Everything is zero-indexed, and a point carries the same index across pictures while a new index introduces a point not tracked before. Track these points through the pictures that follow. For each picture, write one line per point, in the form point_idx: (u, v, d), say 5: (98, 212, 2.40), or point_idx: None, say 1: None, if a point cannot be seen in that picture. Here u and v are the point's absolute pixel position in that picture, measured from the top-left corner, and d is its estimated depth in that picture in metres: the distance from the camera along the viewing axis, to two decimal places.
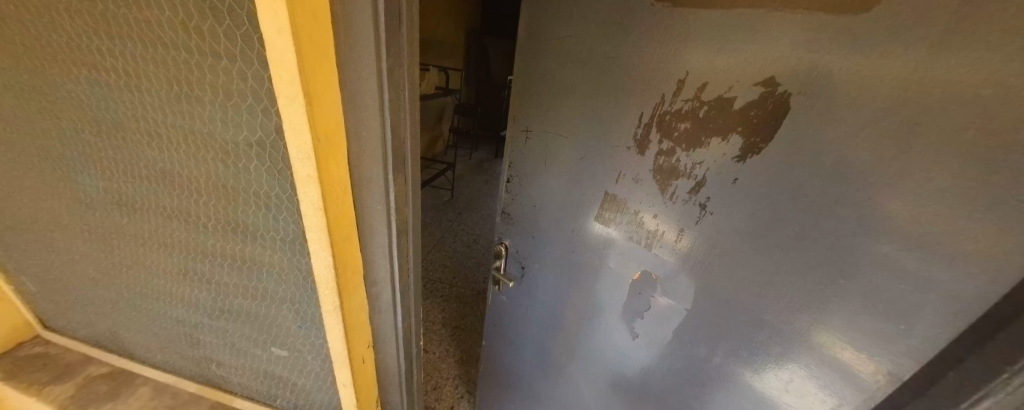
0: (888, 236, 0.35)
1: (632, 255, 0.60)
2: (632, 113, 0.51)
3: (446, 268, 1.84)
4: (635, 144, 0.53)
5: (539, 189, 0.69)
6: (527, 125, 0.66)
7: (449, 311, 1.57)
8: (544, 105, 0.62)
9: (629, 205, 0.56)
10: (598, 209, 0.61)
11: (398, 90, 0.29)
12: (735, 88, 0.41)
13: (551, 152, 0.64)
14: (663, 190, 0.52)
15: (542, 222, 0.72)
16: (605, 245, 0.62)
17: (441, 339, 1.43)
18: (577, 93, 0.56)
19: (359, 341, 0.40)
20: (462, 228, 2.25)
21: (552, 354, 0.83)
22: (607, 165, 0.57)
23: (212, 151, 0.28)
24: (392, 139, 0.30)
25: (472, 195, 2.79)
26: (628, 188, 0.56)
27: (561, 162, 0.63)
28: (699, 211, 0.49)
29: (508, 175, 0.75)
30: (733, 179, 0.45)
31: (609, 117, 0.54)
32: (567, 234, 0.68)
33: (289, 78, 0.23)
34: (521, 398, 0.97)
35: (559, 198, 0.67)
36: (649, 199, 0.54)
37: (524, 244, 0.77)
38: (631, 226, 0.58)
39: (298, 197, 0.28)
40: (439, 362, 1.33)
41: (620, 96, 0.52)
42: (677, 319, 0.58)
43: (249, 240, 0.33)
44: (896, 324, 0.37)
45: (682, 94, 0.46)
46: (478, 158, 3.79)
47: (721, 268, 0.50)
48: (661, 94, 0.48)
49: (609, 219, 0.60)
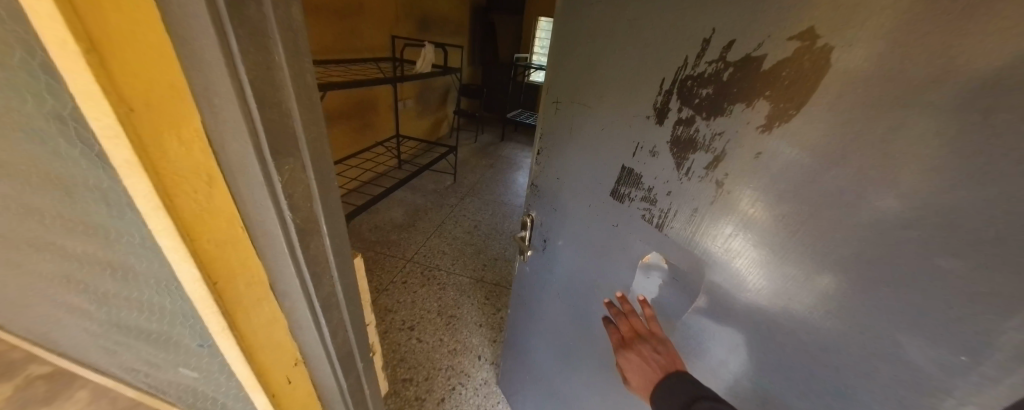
0: (960, 247, 0.26)
1: (643, 235, 0.53)
2: (653, 81, 0.44)
3: (446, 255, 1.77)
4: (654, 113, 0.46)
5: (561, 161, 0.64)
6: (558, 96, 0.61)
7: (444, 301, 1.49)
8: (573, 73, 0.56)
9: (644, 180, 0.50)
10: (614, 184, 0.55)
11: (262, 36, 0.19)
12: (764, 46, 0.33)
13: (575, 124, 0.59)
14: (679, 164, 0.45)
15: (564, 196, 0.67)
16: (620, 224, 0.56)
17: (436, 329, 1.36)
18: (601, 59, 0.51)
19: (275, 362, 0.33)
20: (465, 213, 2.19)
21: (568, 337, 0.80)
22: (624, 136, 0.51)
23: (16, 128, 0.21)
24: (260, 109, 0.21)
25: (477, 179, 2.71)
26: (642, 162, 0.49)
27: (582, 133, 0.58)
28: (715, 191, 0.42)
29: (538, 148, 0.71)
30: (757, 153, 0.37)
31: (629, 86, 0.48)
32: (581, 208, 0.63)
33: (43, 13, 0.15)
34: (534, 375, 0.98)
35: (580, 171, 0.61)
36: (665, 174, 0.47)
37: (547, 217, 0.74)
38: (644, 203, 0.51)
39: (129, 191, 0.21)
40: (432, 352, 1.27)
41: (642, 62, 0.45)
42: (686, 314, 0.51)
43: (110, 243, 0.26)
44: (957, 356, 0.28)
45: (707, 54, 0.38)
46: (485, 141, 3.68)
47: (740, 260, 0.41)
48: (683, 57, 0.41)
49: (625, 194, 0.53)
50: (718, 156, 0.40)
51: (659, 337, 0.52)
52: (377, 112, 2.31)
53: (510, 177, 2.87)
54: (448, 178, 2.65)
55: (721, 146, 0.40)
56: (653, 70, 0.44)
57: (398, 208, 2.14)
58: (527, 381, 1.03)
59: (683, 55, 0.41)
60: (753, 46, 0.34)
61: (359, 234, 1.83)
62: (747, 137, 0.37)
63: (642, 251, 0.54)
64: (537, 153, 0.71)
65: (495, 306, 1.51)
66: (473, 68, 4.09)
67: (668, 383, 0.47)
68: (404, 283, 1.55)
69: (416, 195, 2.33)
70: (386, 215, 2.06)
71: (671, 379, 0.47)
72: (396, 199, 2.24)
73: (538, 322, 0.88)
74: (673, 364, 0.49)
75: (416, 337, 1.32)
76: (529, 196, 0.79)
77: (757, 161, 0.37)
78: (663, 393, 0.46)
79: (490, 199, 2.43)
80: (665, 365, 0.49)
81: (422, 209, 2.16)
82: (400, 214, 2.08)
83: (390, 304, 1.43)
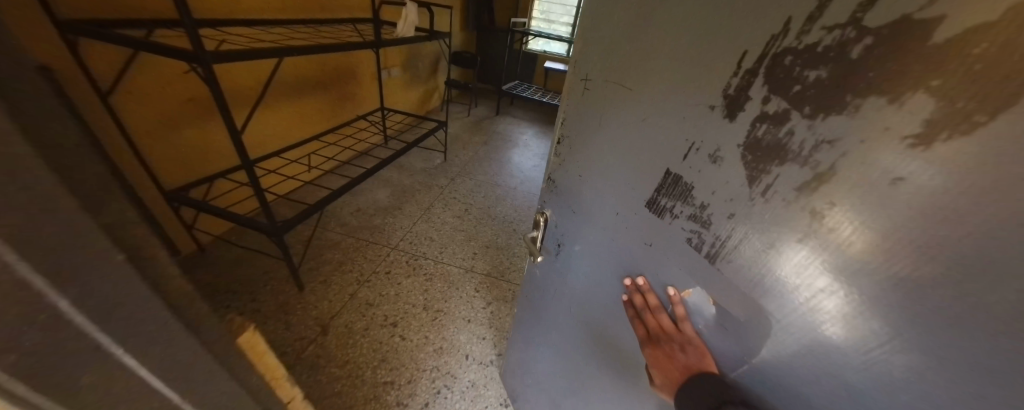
0: None
1: (684, 261, 0.42)
2: (732, 57, 0.31)
3: (434, 243, 1.64)
4: (725, 103, 0.32)
5: (586, 156, 0.51)
6: (588, 71, 0.46)
7: (431, 293, 1.38)
8: (610, 40, 0.41)
9: (696, 195, 0.38)
10: (653, 194, 0.43)
11: None
12: (939, 4, 0.20)
13: (608, 112, 0.45)
14: (754, 177, 0.32)
15: (586, 198, 0.54)
16: (657, 242, 0.45)
17: (422, 325, 1.25)
18: (655, 22, 0.36)
19: None
20: (456, 196, 2.03)
21: (581, 356, 0.71)
22: (675, 133, 0.38)
23: None
24: None
25: (469, 158, 2.53)
26: (697, 170, 0.37)
27: (616, 123, 0.44)
28: (805, 224, 0.29)
29: (559, 136, 0.55)
30: (892, 180, 0.24)
31: (692, 63, 0.34)
32: (607, 219, 0.51)
33: None
34: (538, 385, 0.91)
35: (609, 172, 0.48)
36: (730, 189, 0.34)
37: (563, 220, 0.61)
38: (691, 223, 0.39)
39: None
40: (416, 351, 1.16)
41: (715, 28, 0.31)
42: (740, 369, 0.39)
43: None
44: None
45: (829, 14, 0.24)
46: (479, 115, 3.45)
47: (836, 324, 0.29)
48: (788, 17, 0.26)
49: (665, 208, 0.42)
50: (819, 175, 0.27)
51: (687, 335, 0.44)
52: (355, 81, 2.07)
53: (505, 156, 2.69)
54: (439, 156, 2.47)
55: (826, 160, 0.26)
56: (729, 38, 0.30)
57: (383, 190, 1.98)
58: (530, 391, 0.95)
59: (784, 15, 0.27)
60: (922, 1, 0.20)
61: (339, 219, 1.68)
62: (876, 152, 0.24)
63: (682, 283, 0.43)
64: (558, 143, 0.56)
65: (485, 300, 1.40)
66: (466, 33, 3.75)
67: (691, 386, 0.42)
68: (387, 274, 1.43)
69: (403, 175, 2.16)
70: (370, 197, 1.90)
71: (694, 382, 0.42)
72: (381, 179, 2.07)
73: (546, 334, 0.80)
74: (699, 364, 0.43)
75: (400, 334, 1.21)
76: (543, 193, 0.64)
77: (886, 189, 0.24)
78: (687, 395, 0.41)
79: (483, 180, 2.28)
80: (690, 363, 0.44)
81: (410, 191, 2.01)
82: (385, 196, 1.92)
83: (372, 297, 1.32)
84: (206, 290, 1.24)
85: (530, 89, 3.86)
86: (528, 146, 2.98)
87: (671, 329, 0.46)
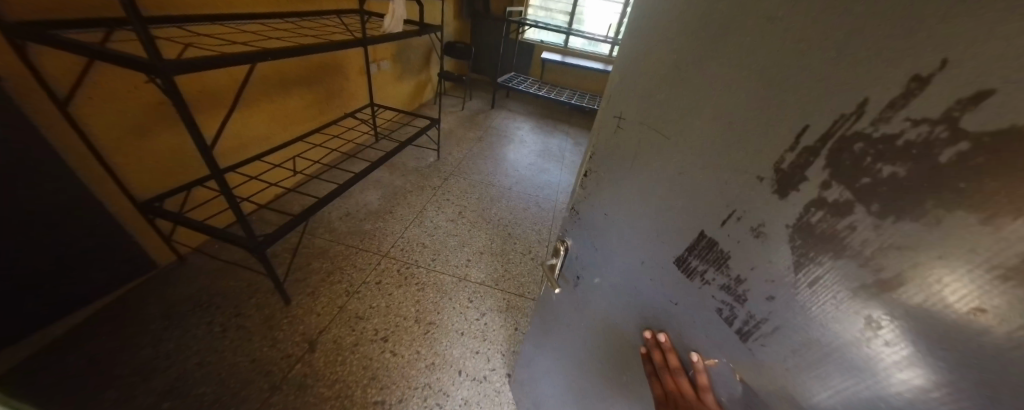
0: None
1: (709, 326, 0.39)
2: (790, 129, 0.27)
3: (425, 250, 1.59)
4: (778, 179, 0.28)
5: (614, 196, 0.48)
6: (622, 109, 0.43)
7: (423, 305, 1.34)
8: (652, 83, 0.38)
9: (733, 267, 0.34)
10: (684, 252, 0.39)
11: None
12: None
13: (641, 157, 0.41)
14: (800, 264, 0.28)
15: (611, 239, 0.51)
16: (684, 301, 0.42)
17: (413, 339, 1.22)
18: (708, 73, 0.32)
19: None
20: (448, 198, 1.98)
21: (590, 389, 0.69)
22: (713, 196, 0.34)
23: None
24: None
25: (463, 156, 2.46)
26: (737, 240, 0.33)
27: (648, 170, 0.41)
28: (861, 329, 0.26)
29: (585, 169, 0.53)
30: (973, 309, 0.20)
31: (748, 128, 0.30)
32: (630, 263, 0.49)
33: None
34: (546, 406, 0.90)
35: (638, 219, 0.45)
36: (772, 270, 0.30)
37: (586, 252, 0.59)
38: (723, 293, 0.36)
39: None
40: (407, 368, 1.13)
41: (774, 93, 0.27)
42: None
43: None
44: None
45: (916, 106, 0.19)
46: (473, 109, 3.35)
47: None
48: (865, 98, 0.22)
49: (696, 270, 0.39)
50: (883, 284, 0.24)
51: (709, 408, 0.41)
52: (341, 76, 1.98)
53: (499, 154, 2.62)
54: (432, 154, 2.39)
55: (891, 268, 0.23)
56: (793, 107, 0.26)
57: (373, 192, 1.91)
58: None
59: (859, 93, 0.22)
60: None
61: (328, 224, 1.62)
62: (957, 276, 0.20)
63: (708, 352, 0.40)
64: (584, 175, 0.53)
65: (479, 310, 1.36)
66: (460, 22, 3.61)
67: None
68: (377, 284, 1.38)
69: (394, 175, 2.09)
70: (361, 199, 1.83)
71: None
72: (372, 181, 2.00)
73: (554, 360, 0.78)
74: None
75: (391, 349, 1.17)
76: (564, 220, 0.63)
77: (965, 319, 0.21)
78: None
79: (477, 180, 2.21)
80: None
81: (401, 193, 1.94)
82: (376, 199, 1.86)
83: (361, 310, 1.27)
84: (189, 305, 1.19)
85: (526, 81, 3.74)
86: (524, 143, 2.90)
87: (691, 395, 0.42)
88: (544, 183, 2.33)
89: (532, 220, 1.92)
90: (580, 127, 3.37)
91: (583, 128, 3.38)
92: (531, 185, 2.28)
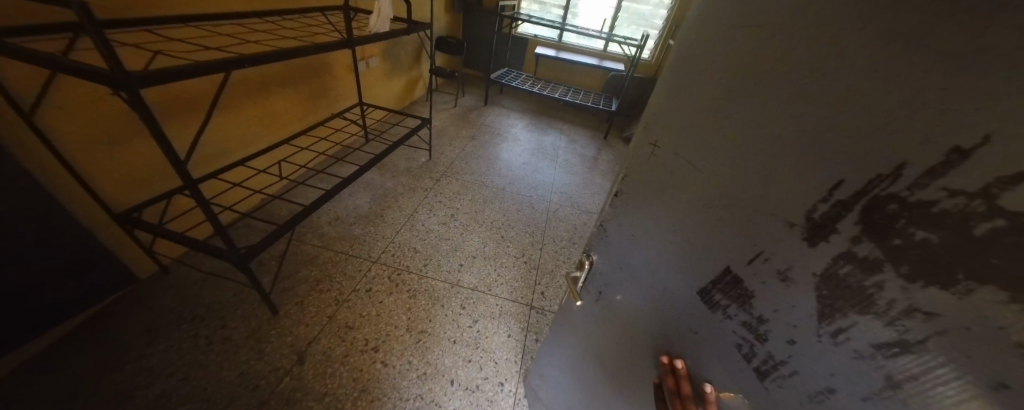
0: None
1: (726, 359, 0.39)
2: (823, 182, 0.27)
3: (416, 255, 1.57)
4: (808, 227, 0.29)
5: (642, 222, 0.47)
6: (657, 138, 0.41)
7: (414, 313, 1.32)
8: (692, 118, 0.36)
9: (756, 305, 0.34)
10: (706, 283, 0.40)
11: None
12: None
13: (675, 188, 0.40)
14: (826, 314, 0.29)
15: (635, 263, 0.50)
16: (701, 331, 0.41)
17: (404, 348, 1.20)
18: (760, 119, 0.31)
19: None
20: (440, 200, 1.94)
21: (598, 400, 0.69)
22: (741, 235, 0.34)
23: None
24: None
25: (455, 156, 2.42)
26: (761, 281, 0.33)
27: (675, 199, 0.40)
28: (883, 386, 0.26)
29: (618, 190, 0.49)
30: (998, 388, 0.21)
31: (793, 179, 0.29)
32: (649, 286, 0.49)
33: None
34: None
35: (665, 247, 0.44)
36: (796, 315, 0.31)
37: (608, 271, 0.57)
38: (743, 329, 0.36)
39: None
40: (398, 379, 1.11)
41: (819, 146, 0.27)
42: None
43: None
44: None
45: (955, 178, 0.20)
46: (465, 106, 3.29)
47: None
48: (902, 162, 0.23)
49: (719, 303, 0.39)
50: (909, 345, 0.24)
51: None
52: (328, 75, 1.93)
53: (492, 153, 2.58)
54: (423, 154, 2.35)
55: (917, 331, 0.24)
56: (833, 161, 0.26)
57: (364, 194, 1.88)
58: None
59: (896, 157, 0.23)
60: None
61: (317, 230, 1.59)
62: (979, 347, 0.21)
63: (722, 386, 0.39)
64: (615, 195, 0.50)
65: (472, 317, 1.35)
66: (451, 16, 3.52)
67: None
68: (368, 292, 1.36)
69: (385, 177, 2.05)
70: (350, 203, 1.80)
71: None
72: (362, 183, 1.96)
73: (569, 372, 0.78)
74: None
75: (381, 360, 1.15)
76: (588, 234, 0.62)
77: (988, 392, 0.22)
78: None
79: (469, 180, 2.17)
80: None
81: (392, 195, 1.90)
82: (366, 202, 1.82)
83: (351, 320, 1.25)
84: (176, 317, 1.16)
85: (519, 77, 3.68)
86: (517, 141, 2.86)
87: None
88: (537, 183, 2.30)
89: (525, 222, 1.90)
90: (573, 124, 3.33)
91: (576, 125, 3.35)
92: (524, 185, 2.25)
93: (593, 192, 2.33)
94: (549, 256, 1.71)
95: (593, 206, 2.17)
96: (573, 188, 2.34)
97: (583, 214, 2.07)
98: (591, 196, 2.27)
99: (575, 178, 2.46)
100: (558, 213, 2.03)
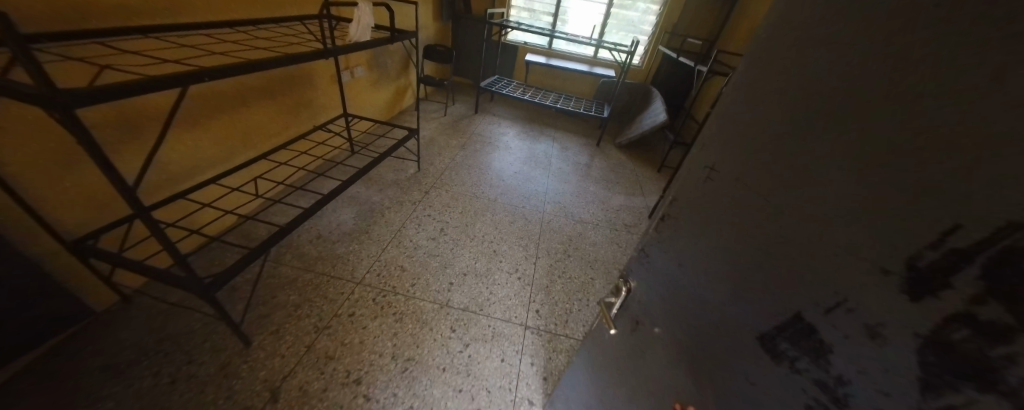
0: None
1: None
2: (938, 231, 0.23)
3: (404, 274, 1.48)
4: (913, 284, 0.25)
5: (712, 253, 0.44)
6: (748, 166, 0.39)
7: (400, 339, 1.23)
8: (795, 151, 0.34)
9: (836, 365, 0.30)
10: (772, 329, 0.36)
11: None
12: None
13: (759, 222, 0.38)
14: (931, 385, 0.24)
15: (693, 297, 0.47)
16: (756, 383, 0.37)
17: (389, 379, 1.11)
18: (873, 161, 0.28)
19: None
20: (429, 213, 1.86)
21: None
22: (827, 280, 0.31)
23: None
24: None
25: (445, 166, 2.34)
26: (844, 335, 0.29)
27: (758, 233, 0.38)
28: None
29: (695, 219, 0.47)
30: None
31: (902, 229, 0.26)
32: (703, 325, 0.45)
33: None
34: None
35: (732, 283, 0.41)
36: (887, 380, 0.26)
37: (663, 301, 0.54)
38: (815, 390, 0.31)
39: None
40: None
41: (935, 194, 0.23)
42: None
43: None
44: None
45: None
46: (455, 115, 3.22)
47: None
48: None
49: (785, 354, 0.34)
50: None
51: None
52: (310, 86, 1.86)
53: (483, 162, 2.51)
54: (412, 165, 2.27)
55: None
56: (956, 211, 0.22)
57: (349, 209, 1.79)
58: None
59: None
60: None
61: (297, 250, 1.49)
62: None
63: None
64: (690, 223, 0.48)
65: (463, 341, 1.26)
66: (439, 24, 3.47)
67: None
68: (351, 317, 1.27)
69: (372, 190, 1.97)
70: (334, 219, 1.71)
71: None
72: (347, 197, 1.88)
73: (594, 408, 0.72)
74: None
75: (364, 394, 1.06)
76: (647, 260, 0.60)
77: None
78: None
79: (459, 192, 2.10)
80: None
81: (378, 210, 1.82)
82: (351, 217, 1.74)
83: (332, 349, 1.16)
84: (138, 352, 1.06)
85: (509, 85, 3.64)
86: (508, 149, 2.80)
87: None
88: (530, 193, 2.23)
89: (518, 235, 1.83)
90: (565, 132, 3.28)
91: (568, 132, 3.30)
92: (516, 195, 2.18)
93: (588, 201, 2.27)
94: (544, 270, 1.64)
95: (588, 216, 2.11)
96: (566, 197, 2.27)
97: (578, 225, 2.01)
98: (585, 206, 2.21)
99: (568, 186, 2.40)
100: (552, 225, 1.96)
